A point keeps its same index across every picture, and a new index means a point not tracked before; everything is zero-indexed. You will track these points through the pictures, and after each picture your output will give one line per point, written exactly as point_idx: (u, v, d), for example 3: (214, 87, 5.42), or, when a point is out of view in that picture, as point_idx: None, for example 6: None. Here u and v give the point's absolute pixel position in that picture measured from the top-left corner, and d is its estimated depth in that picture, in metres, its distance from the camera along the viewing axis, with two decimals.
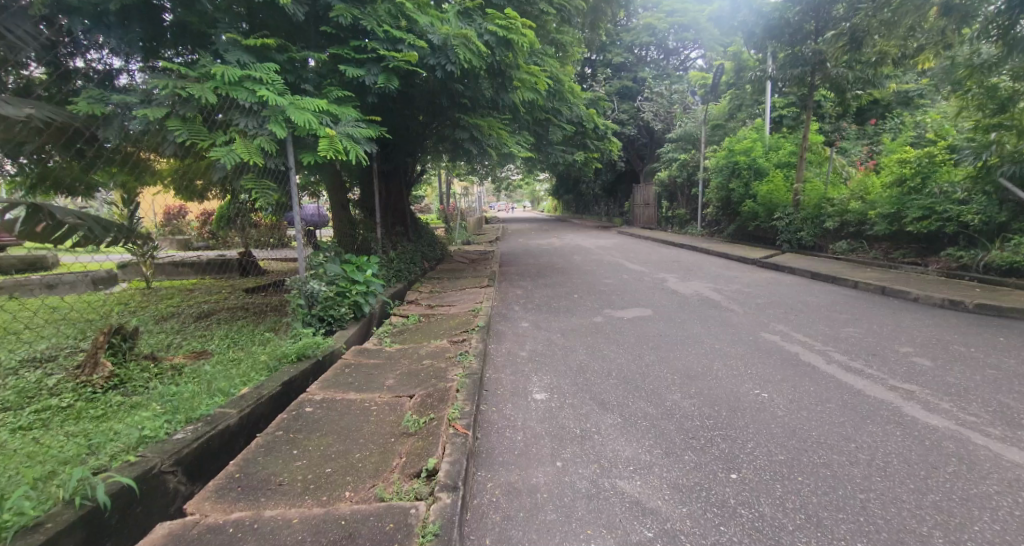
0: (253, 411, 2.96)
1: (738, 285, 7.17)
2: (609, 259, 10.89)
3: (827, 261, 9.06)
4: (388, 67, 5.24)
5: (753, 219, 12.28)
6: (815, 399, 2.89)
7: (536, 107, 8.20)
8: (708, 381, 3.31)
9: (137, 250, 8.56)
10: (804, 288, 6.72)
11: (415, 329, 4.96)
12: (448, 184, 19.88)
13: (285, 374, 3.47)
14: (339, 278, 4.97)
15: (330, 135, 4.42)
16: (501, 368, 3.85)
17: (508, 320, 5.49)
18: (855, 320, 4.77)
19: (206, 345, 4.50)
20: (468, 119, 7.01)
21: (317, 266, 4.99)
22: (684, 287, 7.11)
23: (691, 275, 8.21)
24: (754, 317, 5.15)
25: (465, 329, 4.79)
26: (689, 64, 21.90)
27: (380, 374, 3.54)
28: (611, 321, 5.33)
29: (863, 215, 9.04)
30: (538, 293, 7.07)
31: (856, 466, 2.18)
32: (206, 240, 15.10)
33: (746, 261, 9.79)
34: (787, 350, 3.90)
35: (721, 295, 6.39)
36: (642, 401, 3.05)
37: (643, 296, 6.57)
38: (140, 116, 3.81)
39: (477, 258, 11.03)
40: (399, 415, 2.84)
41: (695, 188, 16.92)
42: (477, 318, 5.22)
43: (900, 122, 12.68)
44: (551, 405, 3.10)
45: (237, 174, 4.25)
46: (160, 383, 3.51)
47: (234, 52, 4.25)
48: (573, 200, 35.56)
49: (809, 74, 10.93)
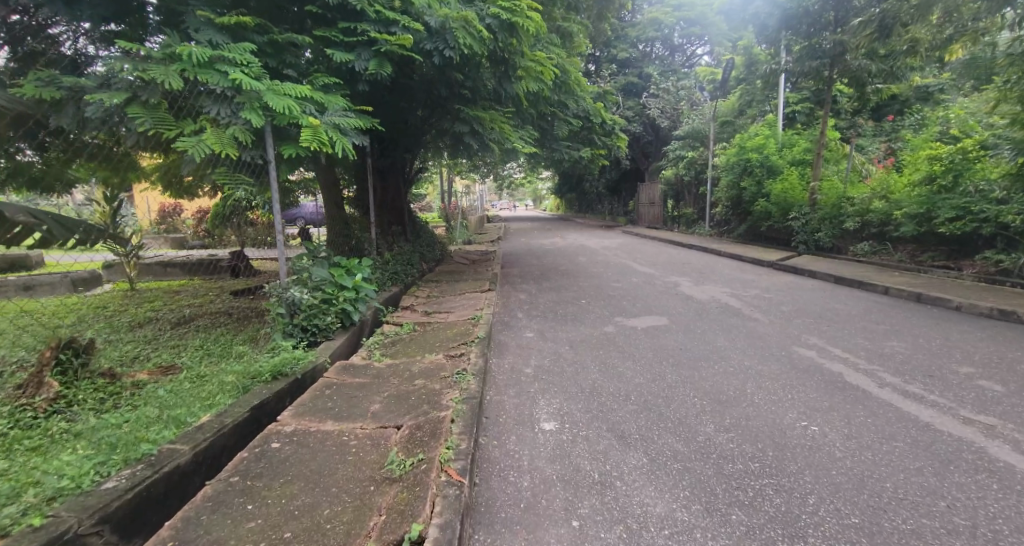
0: (212, 444, 2.50)
1: (757, 290, 6.71)
2: (617, 260, 10.44)
3: (849, 263, 8.61)
4: (380, 52, 4.79)
5: (766, 219, 11.81)
6: (879, 436, 2.42)
7: (541, 99, 7.75)
8: (743, 410, 2.85)
9: (120, 250, 8.12)
10: (830, 293, 6.27)
11: (408, 341, 4.50)
12: (450, 182, 19.41)
13: (257, 397, 3.02)
14: (325, 283, 4.54)
15: (314, 125, 3.96)
16: (503, 389, 3.39)
17: (512, 329, 5.05)
18: (897, 332, 4.32)
19: (176, 358, 4.05)
20: (469, 111, 6.52)
21: (300, 273, 4.55)
22: (698, 293, 6.66)
23: (704, 278, 7.76)
24: (783, 327, 4.69)
25: (465, 340, 4.34)
26: (695, 60, 21.49)
27: (365, 397, 3.08)
28: (625, 330, 4.89)
29: (887, 215, 8.59)
30: (544, 298, 6.62)
31: (957, 537, 1.74)
32: (201, 238, 14.68)
33: (760, 263, 9.34)
34: (828, 369, 3.44)
35: (741, 302, 5.94)
36: (670, 435, 2.59)
37: (657, 302, 6.13)
38: (94, 102, 3.35)
39: (478, 259, 10.58)
40: (382, 453, 2.38)
41: (703, 187, 16.43)
42: (477, 328, 4.76)
43: (921, 119, 12.20)
44: (562, 439, 2.64)
45: (209, 169, 3.80)
46: (112, 406, 3.06)
47: (205, 31, 3.79)
48: (576, 199, 35.09)
49: (826, 67, 10.47)
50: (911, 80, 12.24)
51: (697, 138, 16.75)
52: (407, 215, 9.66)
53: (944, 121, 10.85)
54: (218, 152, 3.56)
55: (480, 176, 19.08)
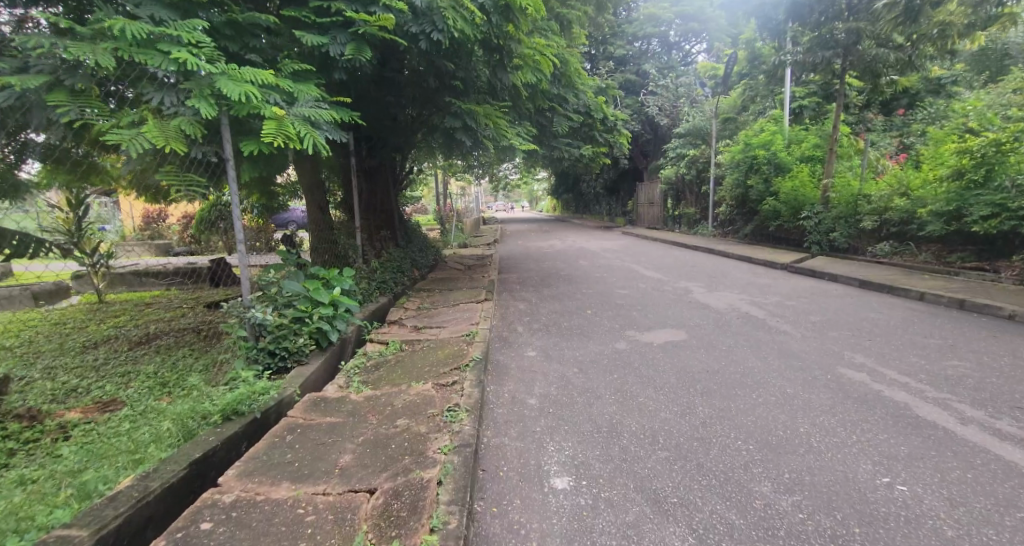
0: (129, 520, 1.93)
1: (778, 296, 6.17)
2: (620, 263, 9.90)
3: (869, 264, 8.12)
4: (358, 35, 4.23)
5: (774, 218, 11.31)
6: (992, 503, 1.89)
7: (539, 92, 7.22)
8: (803, 459, 2.29)
9: (86, 260, 7.49)
10: (859, 300, 5.74)
11: (394, 365, 3.93)
12: (444, 183, 18.88)
13: (200, 447, 2.44)
14: (297, 299, 3.97)
15: (279, 116, 3.38)
16: (503, 428, 2.83)
17: (512, 348, 4.48)
18: (952, 348, 3.78)
19: (120, 390, 3.45)
20: (462, 104, 5.96)
21: (267, 287, 3.99)
22: (714, 300, 6.11)
23: (717, 283, 7.22)
24: (818, 342, 4.16)
25: (458, 364, 3.78)
26: (692, 58, 21.10)
27: (333, 445, 2.51)
28: (639, 347, 4.34)
29: (908, 214, 8.09)
30: (545, 309, 6.06)
31: None
32: (186, 244, 14.06)
33: (774, 265, 8.81)
34: (891, 398, 2.88)
35: (764, 311, 5.41)
36: (718, 499, 2.04)
37: (671, 312, 5.57)
38: (6, 87, 2.76)
39: (474, 265, 10.02)
40: (348, 535, 1.83)
41: (705, 185, 15.94)
42: (472, 348, 4.19)
43: (935, 111, 11.77)
44: (580, 504, 2.08)
45: (154, 168, 3.22)
46: (23, 460, 2.50)
47: (147, 5, 3.18)
48: (572, 199, 34.61)
49: (839, 59, 10.00)
50: (922, 72, 11.80)
51: (699, 135, 16.27)
52: (398, 219, 9.07)
53: (960, 115, 10.40)
54: (162, 147, 2.98)
55: (476, 177, 18.54)
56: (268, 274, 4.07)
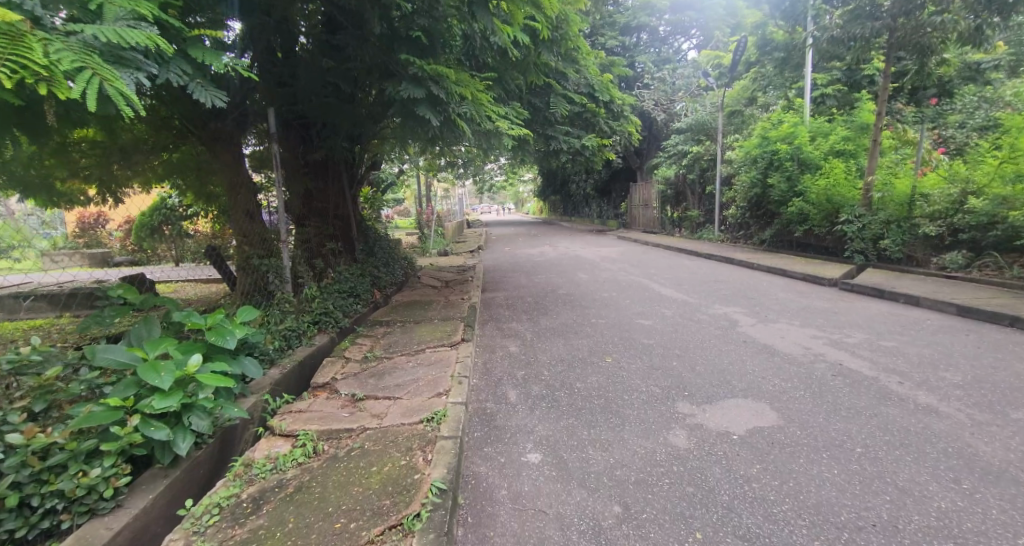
0: None
1: (864, 331, 4.54)
2: (629, 277, 8.28)
3: (943, 281, 6.59)
4: None
5: (800, 222, 9.79)
6: None
7: (532, 61, 5.52)
8: None
9: None
10: (985, 339, 4.15)
11: (290, 503, 2.20)
12: (424, 185, 17.13)
13: None
14: (96, 386, 2.21)
15: (7, 29, 1.65)
16: None
17: (504, 443, 2.79)
18: None
19: None
20: (426, 65, 4.22)
21: (29, 371, 2.17)
22: (776, 339, 4.45)
23: (764, 309, 5.60)
24: (1014, 435, 2.51)
25: (397, 507, 2.11)
26: (684, 53, 19.78)
27: None
28: (708, 442, 2.66)
29: (991, 218, 6.57)
30: (547, 354, 4.34)
31: None
32: (128, 254, 12.04)
33: (818, 282, 7.22)
34: None
35: (864, 360, 3.78)
36: None
37: (728, 363, 3.87)
38: None
39: (453, 280, 8.26)
40: None
41: (710, 185, 14.40)
42: (431, 455, 2.49)
43: (977, 99, 10.35)
44: None
45: None
46: None
47: None
48: (561, 200, 32.95)
49: (881, 35, 8.49)
50: (958, 53, 10.35)
51: (701, 130, 14.76)
52: (356, 225, 7.26)
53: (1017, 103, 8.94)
54: None
55: (457, 177, 16.81)
56: (36, 345, 2.27)
